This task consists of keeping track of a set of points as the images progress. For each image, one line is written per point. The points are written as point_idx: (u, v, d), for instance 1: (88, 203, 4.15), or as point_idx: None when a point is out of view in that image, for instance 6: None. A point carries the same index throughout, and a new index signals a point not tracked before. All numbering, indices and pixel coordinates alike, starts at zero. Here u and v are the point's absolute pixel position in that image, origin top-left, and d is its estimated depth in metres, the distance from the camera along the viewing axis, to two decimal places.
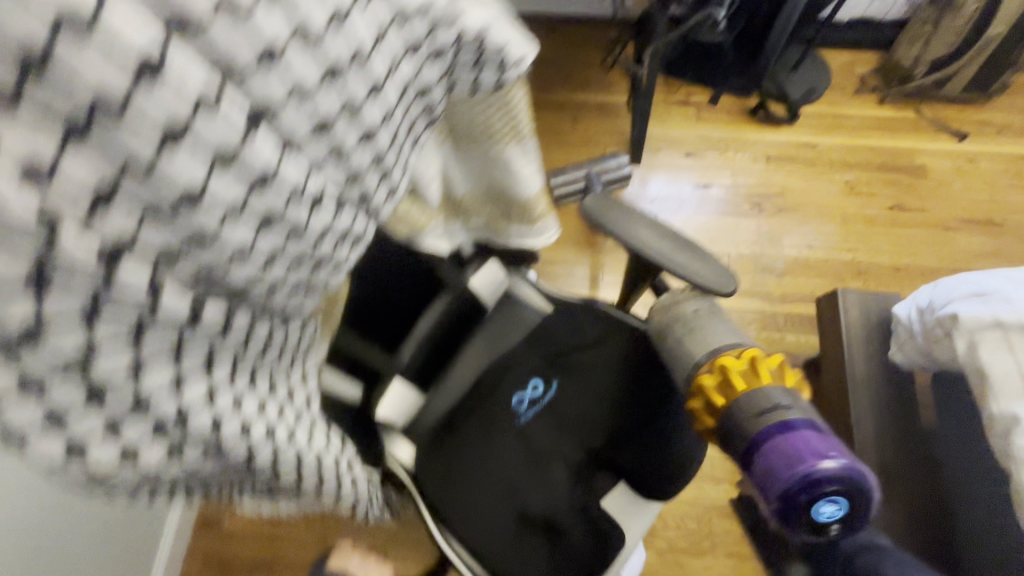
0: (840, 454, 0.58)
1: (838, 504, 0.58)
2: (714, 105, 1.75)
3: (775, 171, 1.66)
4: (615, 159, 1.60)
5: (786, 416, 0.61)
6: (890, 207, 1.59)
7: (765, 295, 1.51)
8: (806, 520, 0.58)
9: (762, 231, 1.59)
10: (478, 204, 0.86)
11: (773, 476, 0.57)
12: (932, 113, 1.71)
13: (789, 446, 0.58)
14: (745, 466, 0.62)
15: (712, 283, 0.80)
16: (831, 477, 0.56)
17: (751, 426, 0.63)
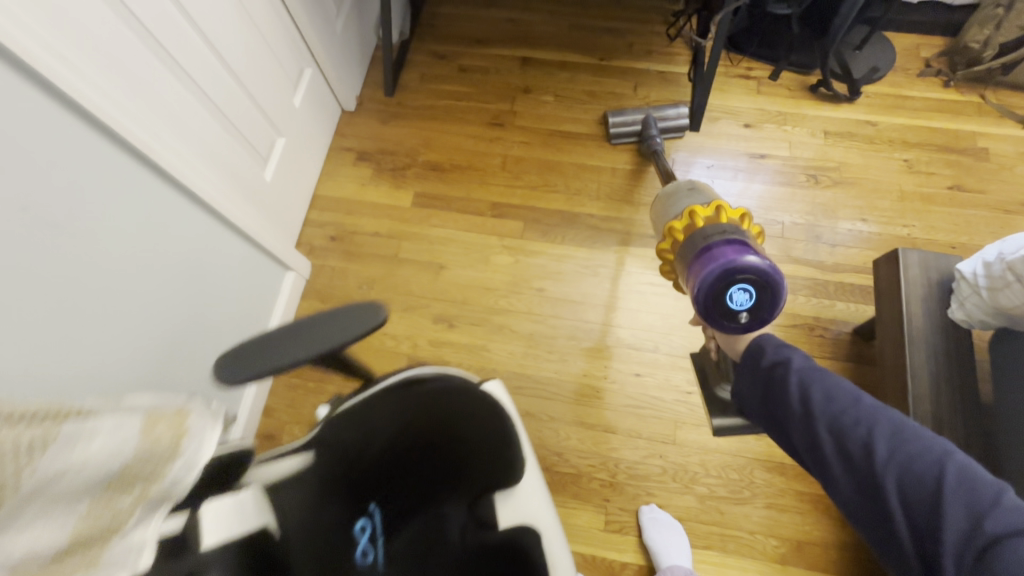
0: (757, 258, 0.92)
1: (746, 293, 0.93)
2: (775, 80, 1.77)
3: (834, 147, 1.67)
4: (676, 108, 1.68)
5: (725, 236, 0.96)
6: (948, 188, 1.60)
7: (817, 263, 1.53)
8: (724, 301, 0.94)
9: (818, 202, 1.60)
10: (107, 514, 0.52)
11: (709, 269, 0.93)
12: (998, 99, 1.70)
13: (719, 253, 0.93)
14: (692, 269, 0.98)
15: (355, 330, 0.77)
16: (748, 268, 0.91)
17: (703, 242, 0.97)
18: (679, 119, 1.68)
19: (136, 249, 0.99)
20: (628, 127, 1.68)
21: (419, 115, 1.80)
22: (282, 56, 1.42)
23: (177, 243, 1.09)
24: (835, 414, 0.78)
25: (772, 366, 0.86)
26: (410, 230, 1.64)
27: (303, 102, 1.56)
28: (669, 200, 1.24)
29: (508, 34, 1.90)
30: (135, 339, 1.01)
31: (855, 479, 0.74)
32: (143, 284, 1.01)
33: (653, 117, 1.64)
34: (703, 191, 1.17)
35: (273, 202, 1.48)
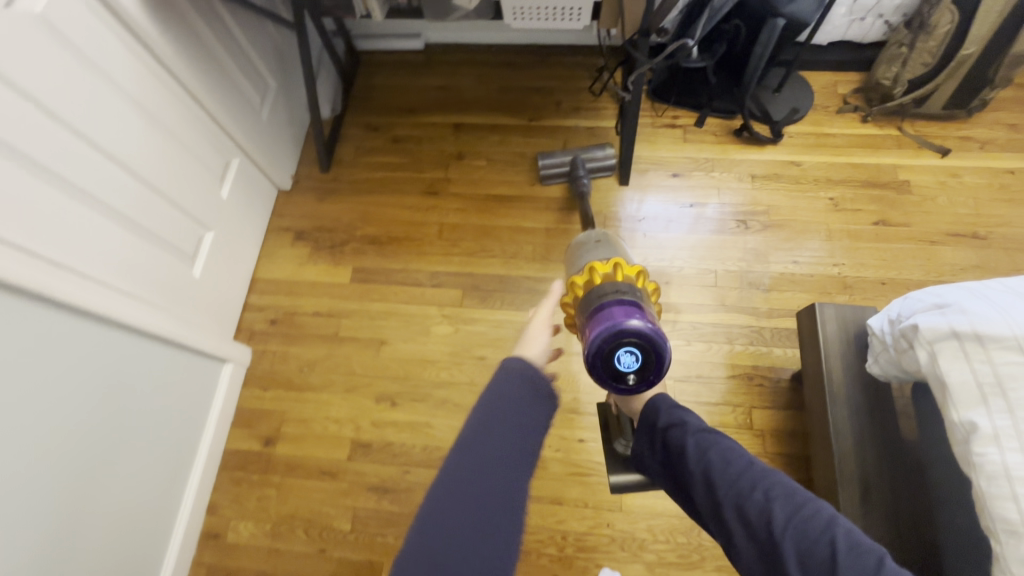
0: (644, 323, 1.01)
1: (632, 355, 1.02)
2: (700, 127, 1.81)
3: (761, 190, 1.71)
4: (603, 150, 1.74)
5: (620, 299, 1.06)
6: (875, 223, 1.63)
7: (752, 310, 1.54)
8: (613, 361, 1.02)
9: (749, 247, 1.63)
10: None
11: (601, 329, 1.01)
12: (915, 130, 1.74)
13: (611, 312, 1.03)
14: (590, 326, 1.06)
15: None
16: (633, 331, 0.99)
17: (602, 301, 1.07)
18: (606, 159, 1.73)
19: (37, 383, 0.98)
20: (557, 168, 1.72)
21: (355, 190, 1.82)
22: (203, 155, 1.44)
23: (88, 366, 1.09)
24: (733, 481, 0.86)
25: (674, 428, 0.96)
26: (350, 307, 1.64)
27: (231, 192, 1.57)
28: (579, 250, 1.39)
29: (440, 101, 1.94)
30: (44, 472, 1.01)
31: (756, 544, 0.81)
32: (49, 415, 1.02)
33: (580, 158, 1.68)
34: (606, 245, 1.34)
35: (205, 298, 1.48)
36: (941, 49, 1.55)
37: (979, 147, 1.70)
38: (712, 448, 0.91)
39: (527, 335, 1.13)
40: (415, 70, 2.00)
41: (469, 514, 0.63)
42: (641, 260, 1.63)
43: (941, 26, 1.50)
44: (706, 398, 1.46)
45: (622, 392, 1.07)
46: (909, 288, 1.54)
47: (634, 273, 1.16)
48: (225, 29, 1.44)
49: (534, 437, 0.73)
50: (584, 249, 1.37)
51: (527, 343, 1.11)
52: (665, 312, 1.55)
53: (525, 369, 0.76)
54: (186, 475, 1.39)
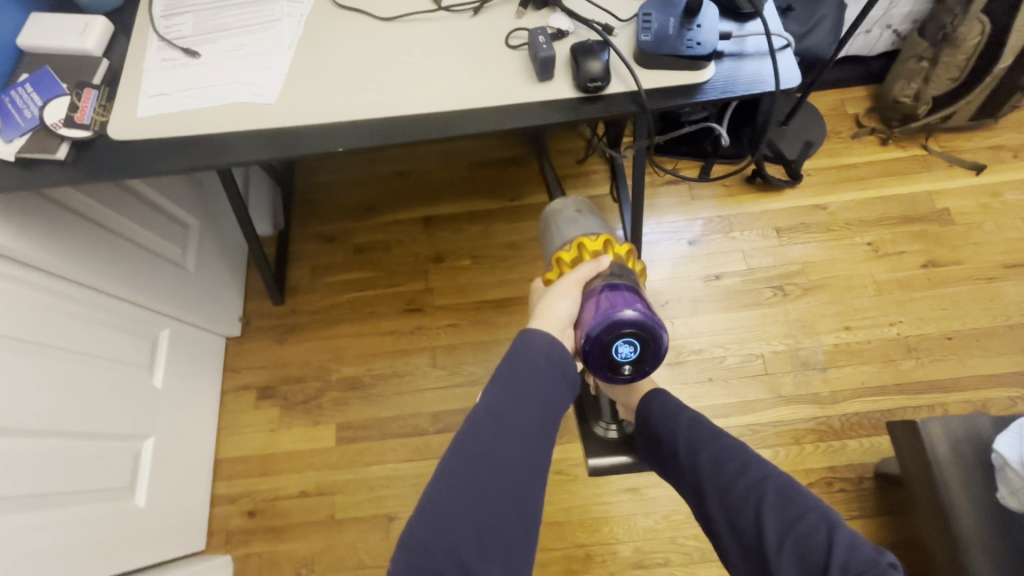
0: (644, 310, 0.78)
1: (631, 347, 0.79)
2: (706, 177, 1.56)
3: (790, 246, 1.49)
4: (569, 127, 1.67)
5: (613, 281, 0.82)
6: (923, 265, 1.43)
7: (814, 398, 1.33)
8: (608, 356, 0.79)
9: (793, 318, 1.41)
10: None
11: (594, 320, 0.77)
12: (941, 147, 1.55)
13: (605, 296, 0.79)
14: (578, 314, 0.81)
15: None
16: (630, 321, 0.77)
17: (592, 284, 0.83)
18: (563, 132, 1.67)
19: None
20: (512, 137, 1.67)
21: (319, 321, 1.51)
22: (112, 351, 1.11)
23: None
24: (726, 489, 0.71)
25: (664, 431, 0.83)
26: (343, 478, 1.35)
27: (162, 378, 1.24)
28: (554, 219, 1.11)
29: (401, 191, 1.64)
30: None
31: (748, 562, 0.67)
32: None
33: None
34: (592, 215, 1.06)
35: (156, 527, 1.16)
36: (970, 63, 1.37)
37: (1013, 156, 1.53)
38: (702, 447, 0.77)
39: (550, 298, 0.81)
40: (363, 156, 1.69)
41: (487, 481, 0.64)
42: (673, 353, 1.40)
43: (971, 38, 1.32)
44: None
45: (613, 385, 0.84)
46: (978, 338, 1.35)
47: (625, 253, 0.93)
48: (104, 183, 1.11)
49: (555, 413, 0.71)
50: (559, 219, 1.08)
51: (546, 304, 0.81)
52: (716, 418, 1.33)
53: (550, 347, 0.73)
54: None
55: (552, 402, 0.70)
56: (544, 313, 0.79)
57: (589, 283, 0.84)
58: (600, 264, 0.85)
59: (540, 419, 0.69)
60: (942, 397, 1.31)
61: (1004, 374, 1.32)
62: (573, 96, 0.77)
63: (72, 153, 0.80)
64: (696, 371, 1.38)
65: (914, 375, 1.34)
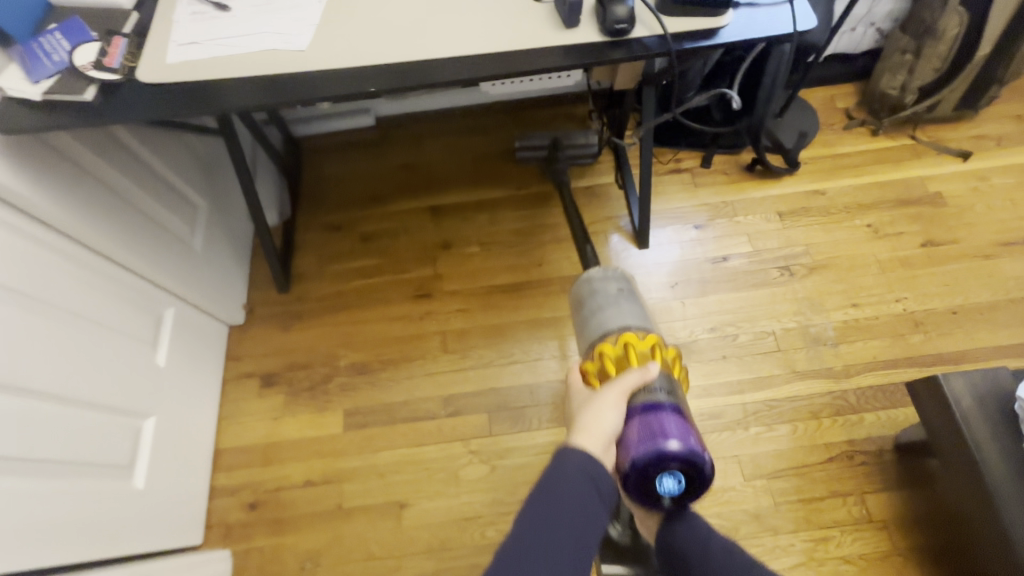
0: (692, 441, 0.75)
1: (675, 479, 0.76)
2: (708, 167, 1.62)
3: (794, 229, 1.52)
4: (586, 135, 1.58)
5: (658, 400, 0.79)
6: (922, 244, 1.47)
7: (828, 373, 1.34)
8: (652, 487, 0.76)
9: (801, 297, 1.43)
10: None
11: (640, 449, 0.74)
12: (928, 137, 1.63)
13: (651, 422, 0.76)
14: (621, 433, 0.78)
15: None
16: (677, 455, 0.73)
17: (636, 399, 0.80)
18: (589, 146, 1.58)
19: None
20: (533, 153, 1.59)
21: (326, 308, 1.48)
22: (116, 322, 1.07)
23: None
24: None
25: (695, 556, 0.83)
26: (352, 465, 1.29)
27: (166, 357, 1.20)
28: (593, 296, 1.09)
29: (408, 183, 1.66)
30: None
31: None
32: None
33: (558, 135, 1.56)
34: (634, 303, 1.05)
35: (155, 512, 1.10)
36: (951, 53, 1.44)
37: (995, 144, 1.60)
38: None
39: (595, 409, 0.77)
40: (372, 151, 1.72)
41: None
42: (686, 332, 1.40)
43: (951, 29, 1.39)
44: (808, 494, 1.22)
45: (653, 510, 0.82)
46: (983, 313, 1.38)
47: (671, 358, 0.90)
48: (119, 151, 1.11)
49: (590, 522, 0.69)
50: (600, 305, 1.05)
51: (591, 417, 0.76)
52: (732, 394, 1.32)
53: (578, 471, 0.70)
54: None
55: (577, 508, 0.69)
56: (590, 425, 0.76)
57: (634, 398, 0.80)
58: (648, 372, 0.81)
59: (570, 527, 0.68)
60: (954, 369, 1.32)
61: (1010, 346, 1.34)
62: (600, 40, 0.79)
63: (100, 97, 0.79)
64: (710, 350, 1.38)
65: (924, 348, 1.35)
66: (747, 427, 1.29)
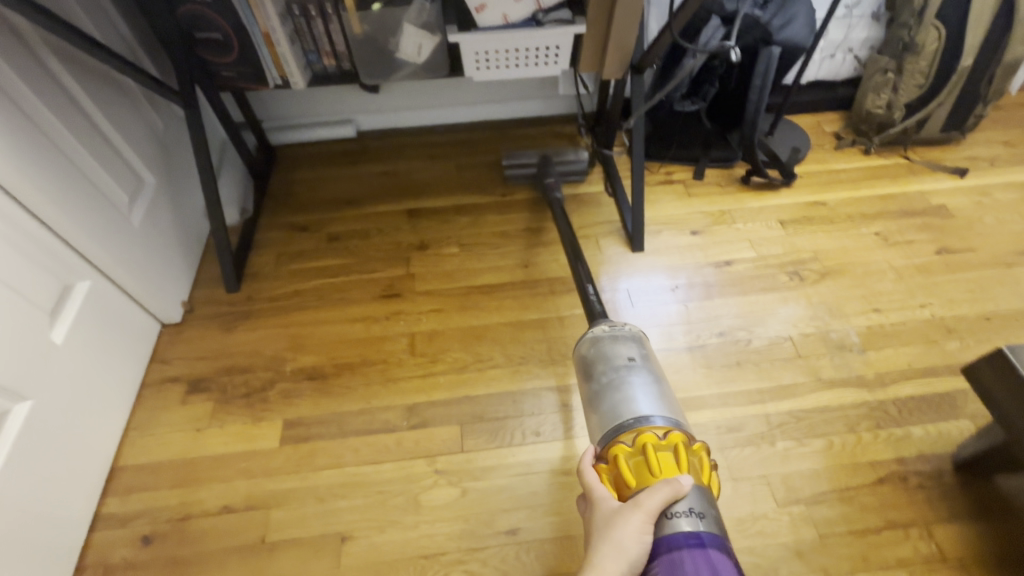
0: None
1: None
2: (701, 179, 1.55)
3: (798, 236, 1.42)
4: (577, 152, 1.52)
5: (690, 529, 0.64)
6: (937, 252, 1.37)
7: (860, 381, 1.15)
8: None
9: (816, 301, 1.28)
10: None
11: None
12: (920, 157, 1.60)
13: (681, 561, 0.61)
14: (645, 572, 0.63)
15: None
16: None
17: (661, 527, 0.65)
18: (580, 163, 1.51)
19: None
20: (522, 168, 1.50)
21: (279, 309, 1.29)
22: (6, 272, 0.87)
23: None
24: None
25: None
26: (285, 488, 1.02)
27: (67, 335, 0.97)
28: (598, 361, 0.88)
29: (386, 188, 1.55)
30: None
31: None
32: None
33: (546, 152, 1.47)
34: (650, 377, 0.84)
35: (2, 530, 0.81)
36: (933, 68, 1.45)
37: (989, 164, 1.58)
38: None
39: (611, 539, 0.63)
40: (350, 159, 1.63)
41: None
42: (691, 337, 1.22)
43: (930, 43, 1.41)
44: (859, 524, 0.97)
45: None
46: (1018, 319, 1.24)
47: (704, 464, 0.72)
48: (56, 92, 0.99)
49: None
50: (610, 381, 0.84)
51: (608, 550, 0.63)
52: (752, 405, 1.11)
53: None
54: None
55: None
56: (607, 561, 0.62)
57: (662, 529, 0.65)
58: (675, 489, 0.66)
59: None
60: None
61: None
62: None
63: None
64: (721, 355, 1.19)
65: (962, 356, 1.18)
66: (773, 443, 1.06)
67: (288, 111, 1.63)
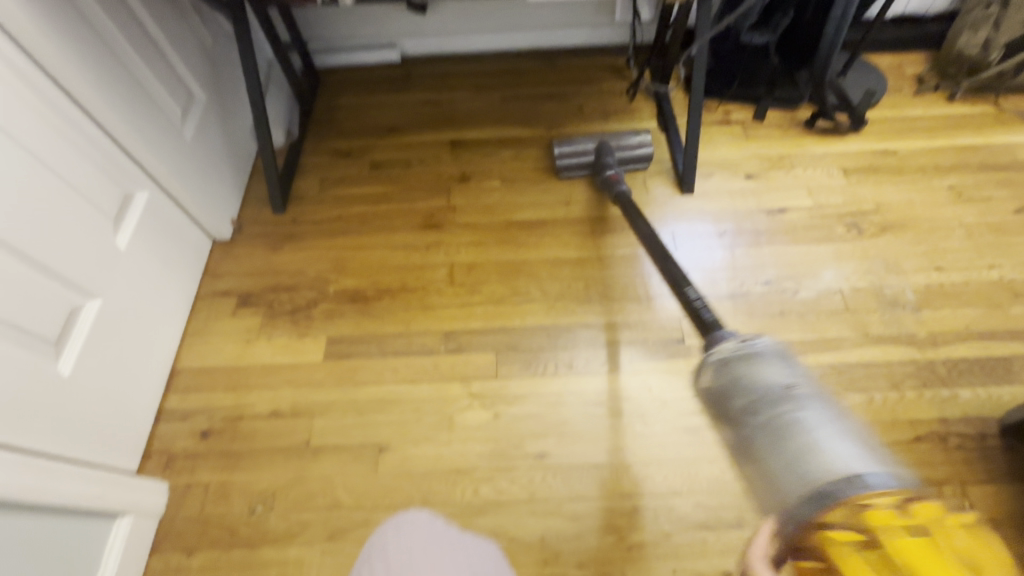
0: None
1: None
2: (761, 120, 1.46)
3: (861, 186, 1.33)
4: (639, 136, 1.33)
5: None
6: (1016, 211, 1.26)
7: (910, 340, 1.10)
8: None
9: (872, 256, 1.22)
10: None
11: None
12: (1013, 105, 1.45)
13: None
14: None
15: None
16: None
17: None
18: (641, 147, 1.32)
19: None
20: (580, 159, 1.32)
21: (323, 231, 1.31)
22: (73, 175, 0.91)
23: None
24: None
25: None
26: (327, 399, 1.08)
27: (129, 240, 1.03)
28: (744, 393, 0.64)
29: (429, 117, 1.52)
30: None
31: None
32: None
33: (607, 143, 1.28)
34: (830, 411, 0.59)
35: (82, 409, 0.90)
36: None
37: None
38: None
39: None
40: (394, 86, 1.59)
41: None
42: (735, 285, 1.19)
43: None
44: None
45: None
46: None
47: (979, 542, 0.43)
48: None
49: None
50: (769, 421, 0.60)
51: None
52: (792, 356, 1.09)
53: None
54: None
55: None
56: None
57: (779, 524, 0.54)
58: None
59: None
60: None
61: None
62: None
63: None
64: (764, 305, 1.16)
65: None
66: None
67: (332, 33, 1.60)
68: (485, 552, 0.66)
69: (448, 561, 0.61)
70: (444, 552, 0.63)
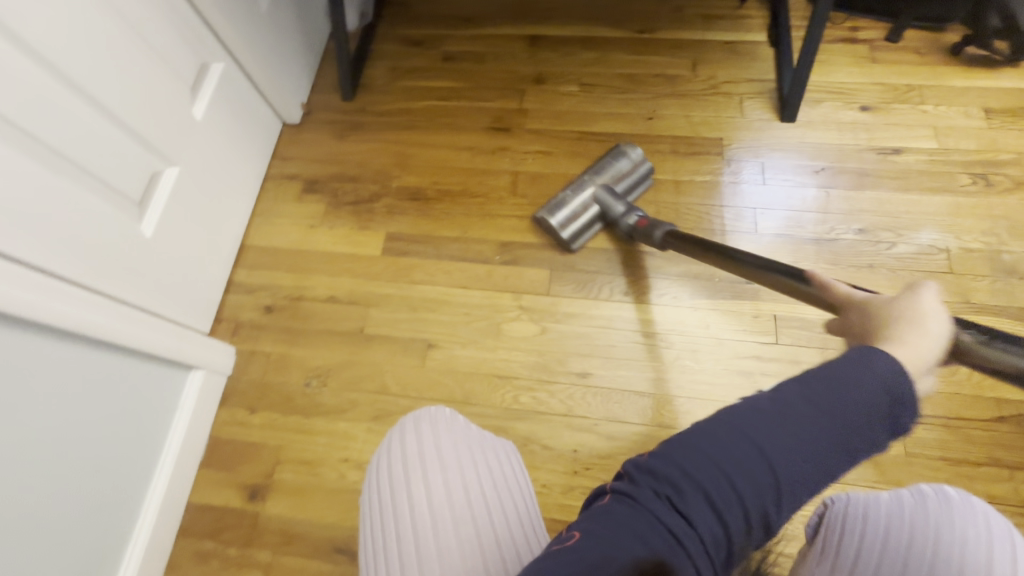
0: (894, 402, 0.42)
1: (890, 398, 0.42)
2: (894, 42, 1.24)
3: (1003, 131, 1.13)
4: (629, 156, 1.10)
5: None
6: None
7: (1018, 313, 0.98)
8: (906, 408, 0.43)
9: (997, 214, 1.05)
10: None
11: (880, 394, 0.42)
12: None
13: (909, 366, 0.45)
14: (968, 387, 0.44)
15: None
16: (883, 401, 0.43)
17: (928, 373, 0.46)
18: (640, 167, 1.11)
19: None
20: (580, 221, 1.07)
21: (389, 124, 1.28)
22: (156, 35, 0.90)
23: None
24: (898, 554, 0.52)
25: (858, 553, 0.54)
26: (382, 292, 1.11)
27: (205, 111, 1.03)
28: None
29: (509, 8, 1.39)
30: None
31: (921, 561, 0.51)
32: None
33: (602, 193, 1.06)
34: None
35: (163, 270, 0.96)
36: None
37: None
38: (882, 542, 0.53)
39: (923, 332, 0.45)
40: None
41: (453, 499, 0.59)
42: (824, 229, 1.08)
43: None
44: (957, 454, 0.90)
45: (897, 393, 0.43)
46: None
47: None
48: None
49: (860, 443, 0.41)
50: None
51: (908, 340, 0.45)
52: None
53: (892, 377, 0.41)
54: (121, 554, 0.88)
55: (855, 434, 0.41)
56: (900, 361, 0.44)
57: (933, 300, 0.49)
58: None
59: (829, 438, 0.40)
60: None
61: None
62: None
63: None
64: (853, 255, 1.05)
65: None
66: None
67: None
68: (505, 453, 0.63)
69: (460, 474, 0.59)
70: (458, 458, 0.61)
